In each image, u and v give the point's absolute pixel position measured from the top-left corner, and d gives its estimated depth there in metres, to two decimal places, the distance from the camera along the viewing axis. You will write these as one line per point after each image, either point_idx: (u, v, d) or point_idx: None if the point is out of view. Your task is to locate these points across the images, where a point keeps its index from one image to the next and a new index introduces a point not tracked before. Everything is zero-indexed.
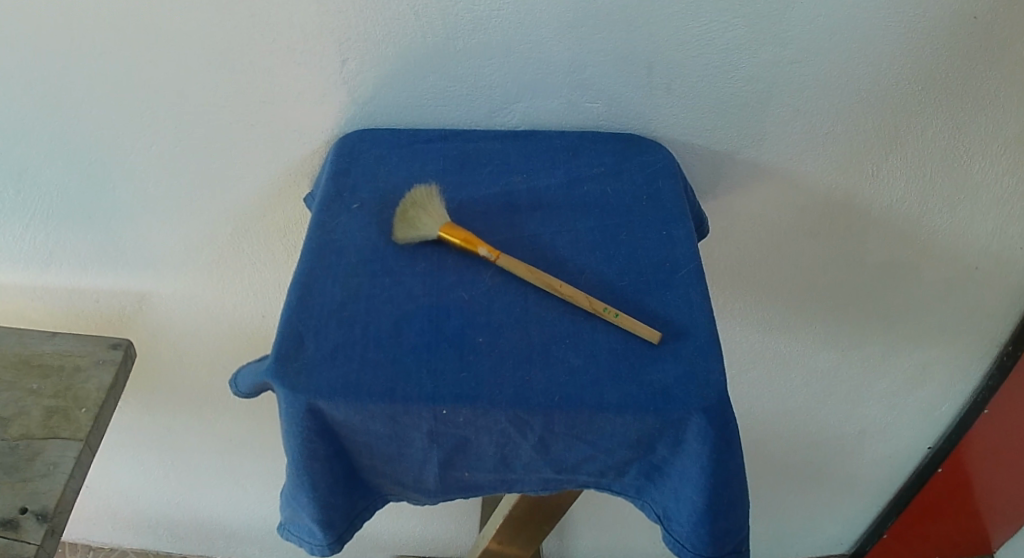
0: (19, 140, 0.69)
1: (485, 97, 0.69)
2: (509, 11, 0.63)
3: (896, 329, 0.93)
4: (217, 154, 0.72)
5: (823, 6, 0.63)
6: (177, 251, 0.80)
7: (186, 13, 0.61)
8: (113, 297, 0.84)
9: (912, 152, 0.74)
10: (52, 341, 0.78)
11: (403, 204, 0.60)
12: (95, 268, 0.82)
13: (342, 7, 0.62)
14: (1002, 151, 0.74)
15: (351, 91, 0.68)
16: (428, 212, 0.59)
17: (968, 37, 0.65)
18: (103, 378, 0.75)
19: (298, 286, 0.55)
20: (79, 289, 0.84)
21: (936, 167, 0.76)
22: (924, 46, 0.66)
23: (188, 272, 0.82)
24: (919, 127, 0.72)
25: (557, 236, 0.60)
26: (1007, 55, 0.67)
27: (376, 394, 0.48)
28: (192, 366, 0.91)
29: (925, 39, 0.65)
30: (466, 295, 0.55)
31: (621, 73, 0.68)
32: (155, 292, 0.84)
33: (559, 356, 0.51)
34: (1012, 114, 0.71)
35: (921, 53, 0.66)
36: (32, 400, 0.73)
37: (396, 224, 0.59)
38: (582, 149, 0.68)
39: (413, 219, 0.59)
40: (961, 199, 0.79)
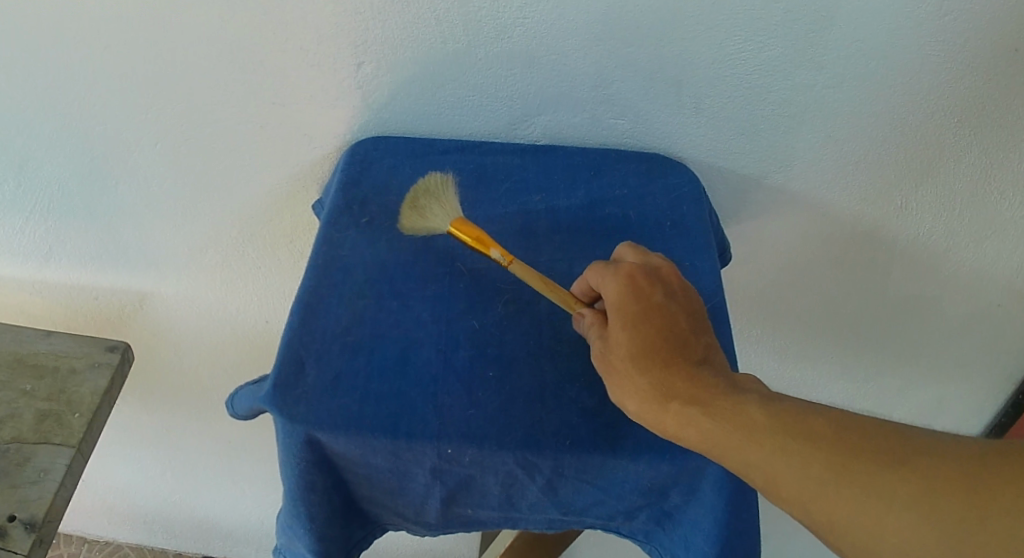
0: (21, 132, 0.68)
1: (506, 108, 0.69)
2: (535, 21, 0.62)
3: (912, 366, 0.91)
4: (224, 154, 0.70)
5: (857, 34, 0.61)
6: (180, 253, 0.79)
7: (194, 9, 0.60)
8: (113, 295, 0.83)
9: (940, 188, 0.72)
10: (49, 339, 0.76)
11: (422, 187, 0.64)
12: (95, 266, 0.80)
13: (358, 10, 0.61)
14: None
15: (365, 95, 0.67)
16: (438, 211, 0.62)
17: (1008, 68, 0.62)
18: (98, 382, 0.74)
19: (302, 306, 0.57)
20: (80, 286, 0.82)
21: (963, 204, 0.73)
22: (963, 77, 0.63)
23: (193, 275, 0.81)
24: (950, 161, 0.70)
25: (576, 262, 0.62)
26: None
27: (378, 428, 0.50)
28: (194, 367, 0.90)
29: (964, 69, 0.63)
30: (477, 323, 0.56)
31: (645, 92, 0.66)
32: (156, 292, 0.83)
33: (572, 396, 0.52)
34: None
35: (958, 84, 0.64)
36: (26, 402, 0.72)
37: (404, 205, 0.64)
38: (604, 169, 0.69)
39: (422, 213, 0.62)
40: (987, 235, 0.76)
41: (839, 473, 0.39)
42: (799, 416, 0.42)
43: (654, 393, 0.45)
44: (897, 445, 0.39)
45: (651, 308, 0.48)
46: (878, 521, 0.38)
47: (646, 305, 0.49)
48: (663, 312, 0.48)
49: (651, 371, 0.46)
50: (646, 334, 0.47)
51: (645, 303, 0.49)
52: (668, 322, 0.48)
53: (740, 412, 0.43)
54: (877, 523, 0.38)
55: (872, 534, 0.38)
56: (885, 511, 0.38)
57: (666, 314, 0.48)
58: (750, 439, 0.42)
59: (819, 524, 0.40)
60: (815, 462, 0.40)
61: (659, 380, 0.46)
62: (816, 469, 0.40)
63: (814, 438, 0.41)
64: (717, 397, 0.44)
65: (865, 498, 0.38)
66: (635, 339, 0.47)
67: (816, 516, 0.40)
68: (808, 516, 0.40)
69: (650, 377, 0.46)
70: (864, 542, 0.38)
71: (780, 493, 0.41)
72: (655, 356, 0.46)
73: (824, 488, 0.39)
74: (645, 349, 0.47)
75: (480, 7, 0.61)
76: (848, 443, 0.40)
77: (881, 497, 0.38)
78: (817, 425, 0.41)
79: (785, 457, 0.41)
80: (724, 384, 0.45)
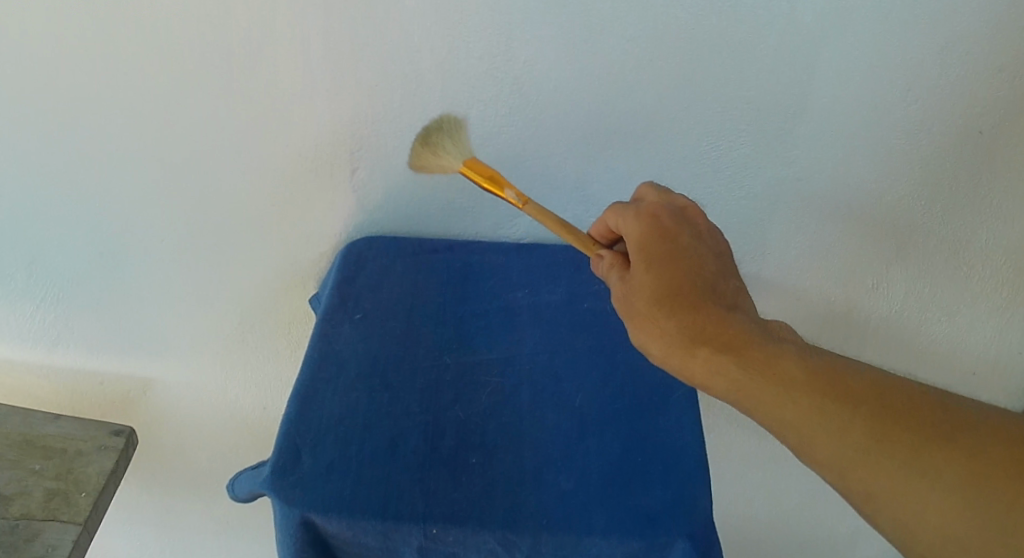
0: (32, 220, 0.69)
1: (493, 209, 0.75)
2: (516, 130, 0.67)
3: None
4: (229, 246, 0.73)
5: (822, 131, 0.67)
6: (182, 342, 0.80)
7: (209, 109, 0.64)
8: (118, 381, 0.82)
9: (913, 268, 0.77)
10: (55, 422, 0.76)
11: (436, 123, 0.66)
12: (102, 352, 0.80)
13: (357, 118, 0.66)
14: (1003, 261, 0.76)
15: (360, 199, 0.72)
16: (444, 152, 0.64)
17: (973, 152, 0.68)
18: (104, 463, 0.74)
19: (298, 396, 0.60)
20: (84, 372, 0.81)
21: (933, 280, 0.78)
22: (926, 167, 0.69)
23: (198, 363, 0.81)
24: (921, 240, 0.75)
25: (554, 355, 0.67)
26: (1005, 171, 0.69)
27: (370, 511, 0.52)
28: (192, 453, 0.89)
29: (919, 162, 0.69)
30: (462, 414, 0.61)
31: (623, 192, 0.72)
32: (162, 379, 0.82)
33: (552, 480, 0.56)
34: (1012, 224, 0.73)
35: (921, 173, 0.70)
36: (35, 480, 0.71)
37: (415, 141, 0.66)
38: (584, 264, 0.75)
39: (429, 152, 0.65)
40: (959, 308, 0.80)
41: (879, 443, 0.44)
42: (835, 377, 0.46)
43: (685, 338, 0.49)
44: (929, 416, 0.44)
45: (674, 250, 0.53)
46: (913, 490, 0.43)
47: (670, 246, 0.53)
48: (686, 253, 0.52)
49: (680, 315, 0.49)
50: (672, 275, 0.51)
51: (668, 245, 0.53)
52: (693, 266, 0.52)
53: (778, 368, 0.47)
54: (917, 498, 0.43)
55: (906, 503, 0.43)
56: (923, 485, 0.43)
57: (689, 257, 0.52)
58: (788, 395, 0.46)
59: (852, 488, 0.45)
60: (855, 427, 0.44)
61: (690, 325, 0.49)
62: (860, 434, 0.44)
63: (858, 402, 0.45)
64: (752, 349, 0.48)
65: (908, 473, 0.43)
66: (661, 279, 0.51)
67: (851, 481, 0.44)
68: (842, 481, 0.45)
69: (680, 321, 0.49)
70: (897, 509, 0.43)
71: (816, 455, 0.45)
72: (683, 299, 0.50)
73: (863, 455, 0.44)
74: (673, 291, 0.50)
75: (466, 117, 0.66)
76: (885, 414, 0.45)
77: (922, 472, 0.43)
78: (859, 392, 0.46)
79: (827, 421, 0.45)
80: (757, 335, 0.49)
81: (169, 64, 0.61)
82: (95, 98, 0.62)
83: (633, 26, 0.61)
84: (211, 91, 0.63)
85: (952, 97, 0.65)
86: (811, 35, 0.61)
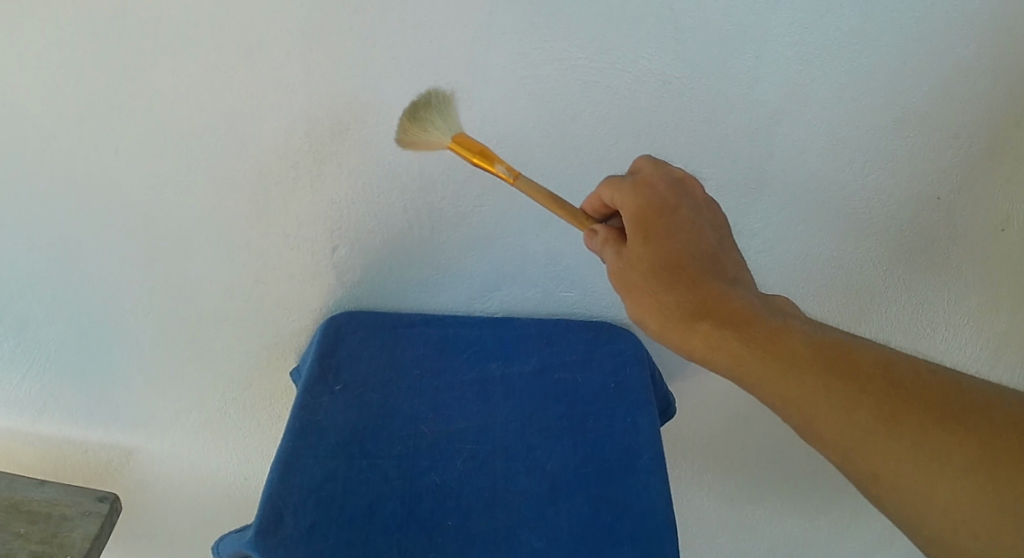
0: (19, 298, 0.70)
1: (467, 284, 0.77)
2: (489, 209, 0.70)
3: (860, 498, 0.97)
4: (212, 322, 0.75)
5: (786, 204, 0.70)
6: (164, 414, 0.81)
7: (191, 192, 0.65)
8: (101, 451, 0.82)
9: (875, 331, 0.80)
10: (41, 487, 0.75)
11: (425, 96, 0.61)
12: (87, 422, 0.80)
13: (334, 200, 0.68)
14: (967, 320, 0.79)
15: (339, 275, 0.74)
16: (433, 127, 0.60)
17: (931, 215, 0.71)
18: (87, 529, 0.73)
19: (282, 462, 0.62)
20: (70, 439, 0.81)
21: (901, 341, 0.80)
22: (887, 235, 0.72)
23: (179, 434, 0.83)
24: (884, 305, 0.78)
25: (527, 423, 0.70)
26: (961, 238, 0.73)
27: None
28: (173, 522, 0.90)
29: (879, 232, 0.72)
30: (438, 479, 0.64)
31: (592, 265, 0.77)
32: (143, 448, 0.83)
33: (522, 539, 0.61)
34: (972, 287, 0.76)
35: (883, 242, 0.72)
36: (20, 544, 0.72)
37: (403, 115, 0.62)
38: (555, 337, 0.77)
39: (418, 127, 0.60)
40: None
41: (885, 422, 0.45)
42: (841, 354, 0.47)
43: (687, 313, 0.50)
44: (935, 395, 0.45)
45: (672, 224, 0.53)
46: (919, 471, 0.44)
47: (668, 220, 0.53)
48: (684, 227, 0.53)
49: (682, 290, 0.50)
50: (671, 251, 0.51)
51: (664, 218, 0.53)
52: (691, 240, 0.52)
53: (782, 345, 0.48)
54: (922, 475, 0.44)
55: (912, 484, 0.44)
56: (930, 465, 0.44)
57: (687, 230, 0.53)
58: (793, 372, 0.47)
59: (857, 468, 0.46)
60: (860, 405, 0.45)
61: (691, 300, 0.50)
62: (865, 411, 0.45)
63: (863, 380, 0.46)
64: (756, 324, 0.49)
65: (913, 450, 0.44)
66: (660, 255, 0.51)
67: (856, 461, 0.46)
68: (847, 459, 0.46)
69: (682, 296, 0.50)
70: (902, 488, 0.44)
71: (819, 430, 0.46)
72: (683, 275, 0.51)
73: (867, 433, 0.45)
74: (672, 266, 0.51)
75: (441, 198, 0.69)
76: (890, 393, 0.45)
77: (929, 451, 0.44)
78: (865, 369, 0.46)
79: (831, 395, 0.46)
80: (758, 309, 0.50)
81: (158, 148, 0.62)
82: (87, 178, 0.64)
83: (603, 115, 0.63)
84: (199, 177, 0.65)
85: (901, 172, 0.67)
86: (766, 120, 0.64)
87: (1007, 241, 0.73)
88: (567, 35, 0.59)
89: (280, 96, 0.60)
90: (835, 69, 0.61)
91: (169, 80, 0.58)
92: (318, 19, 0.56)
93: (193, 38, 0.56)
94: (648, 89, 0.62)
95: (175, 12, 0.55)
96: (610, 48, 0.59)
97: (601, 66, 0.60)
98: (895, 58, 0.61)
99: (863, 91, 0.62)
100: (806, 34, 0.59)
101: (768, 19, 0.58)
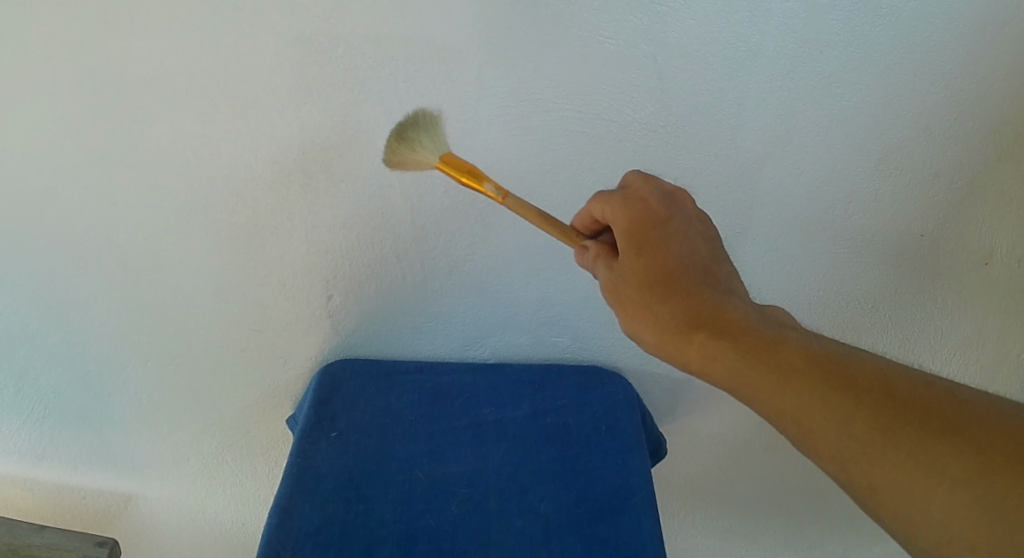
0: (21, 347, 0.72)
1: (459, 332, 0.77)
2: (481, 257, 0.71)
3: (859, 532, 0.97)
4: (208, 372, 0.76)
5: (766, 250, 0.73)
6: (162, 459, 0.83)
7: (188, 243, 0.67)
8: (101, 497, 0.85)
9: None
10: (41, 534, 0.76)
11: (411, 117, 0.61)
12: (85, 468, 0.82)
13: (329, 249, 0.69)
14: (952, 353, 0.80)
15: (334, 324, 0.75)
16: (420, 146, 0.59)
17: (917, 251, 0.73)
18: None
19: (279, 508, 0.63)
20: (68, 485, 0.84)
21: None
22: (864, 275, 0.75)
23: (176, 482, 0.85)
24: (867, 343, 0.80)
25: (520, 466, 0.70)
26: (939, 275, 0.75)
27: None
28: None
29: (856, 274, 0.75)
30: (433, 522, 0.65)
31: (583, 311, 0.77)
32: (141, 493, 0.86)
33: None
34: (955, 322, 0.78)
35: (862, 281, 0.75)
36: None
37: (391, 136, 0.61)
38: (546, 383, 0.78)
39: (406, 147, 0.60)
40: None
41: (883, 433, 0.43)
42: (838, 363, 0.46)
43: (679, 323, 0.49)
44: (938, 408, 0.43)
45: (663, 235, 0.52)
46: (921, 484, 0.41)
47: (659, 232, 0.52)
48: (676, 237, 0.52)
49: (673, 300, 0.50)
50: (662, 261, 0.51)
51: (655, 230, 0.53)
52: (684, 250, 0.51)
53: (777, 354, 0.47)
54: (924, 492, 0.41)
55: (912, 499, 0.41)
56: (930, 481, 0.41)
57: (679, 241, 0.52)
58: (788, 382, 0.45)
59: (855, 484, 0.43)
60: (858, 418, 0.43)
61: (683, 310, 0.49)
62: (863, 423, 0.43)
63: (862, 390, 0.44)
64: (750, 333, 0.48)
65: (912, 465, 0.41)
66: (651, 267, 0.51)
67: (855, 477, 0.43)
68: (845, 475, 0.44)
69: (673, 306, 0.49)
70: (901, 506, 0.42)
71: (816, 442, 0.44)
72: (675, 285, 0.50)
73: (864, 448, 0.43)
74: (664, 276, 0.50)
75: (434, 247, 0.70)
76: (889, 405, 0.43)
77: (930, 466, 0.41)
78: (864, 380, 0.45)
79: (829, 407, 0.44)
80: (753, 320, 0.49)
81: (155, 201, 0.64)
82: (85, 232, 0.66)
83: (590, 162, 0.66)
84: (193, 231, 0.66)
85: (873, 218, 0.70)
86: (752, 165, 0.67)
87: (993, 275, 0.75)
88: (552, 87, 0.62)
89: (273, 149, 0.62)
90: (815, 116, 0.64)
91: (166, 134, 0.61)
92: (310, 74, 0.59)
93: (191, 93, 0.59)
94: (635, 136, 0.65)
95: (172, 70, 0.58)
96: (595, 98, 0.62)
97: (587, 115, 0.63)
98: (871, 106, 0.64)
99: (842, 136, 0.65)
100: (786, 83, 0.62)
101: (750, 70, 0.61)
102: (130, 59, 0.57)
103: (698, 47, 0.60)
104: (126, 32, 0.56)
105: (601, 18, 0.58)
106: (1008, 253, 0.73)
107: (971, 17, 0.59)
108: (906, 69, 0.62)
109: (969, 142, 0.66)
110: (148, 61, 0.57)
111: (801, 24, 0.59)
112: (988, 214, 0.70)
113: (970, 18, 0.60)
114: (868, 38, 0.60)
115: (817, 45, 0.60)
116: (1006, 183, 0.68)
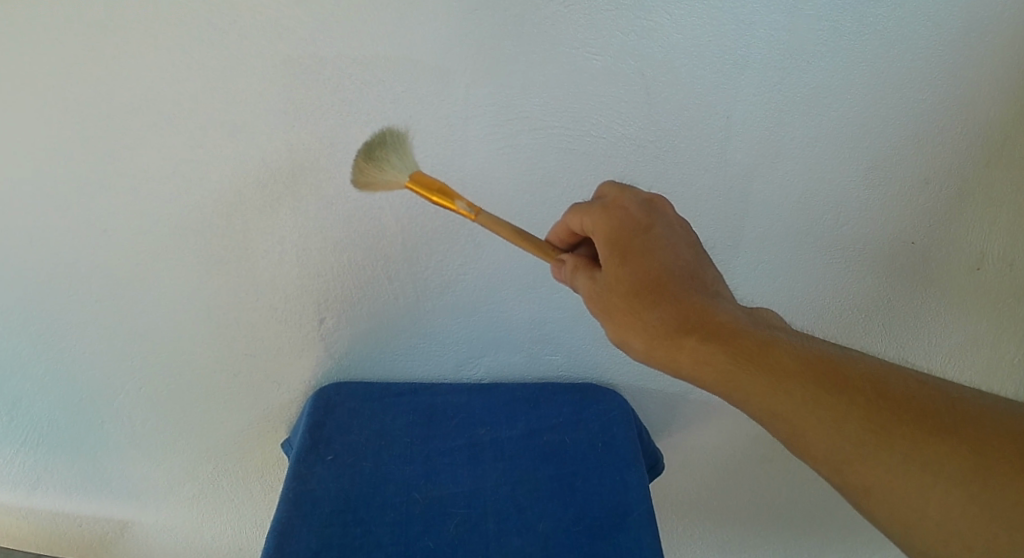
0: (12, 375, 0.72)
1: (453, 352, 0.77)
2: (473, 276, 0.72)
3: (860, 539, 0.97)
4: (202, 397, 0.76)
5: (758, 261, 0.74)
6: (156, 487, 0.82)
7: (180, 268, 0.67)
8: (96, 523, 0.84)
9: None
10: None
11: (378, 136, 0.61)
12: (78, 496, 0.82)
13: (322, 272, 0.69)
14: (946, 360, 0.81)
15: (328, 346, 0.75)
16: (389, 165, 0.59)
17: (907, 259, 0.74)
18: None
19: (276, 533, 0.63)
20: (62, 513, 0.83)
21: None
22: (855, 285, 0.76)
23: (171, 508, 0.84)
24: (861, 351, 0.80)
25: (517, 485, 0.70)
26: (929, 283, 0.76)
27: None
28: None
29: (846, 284, 0.75)
30: (432, 543, 0.65)
31: (576, 328, 0.77)
32: (137, 521, 0.85)
33: None
34: (947, 329, 0.79)
35: (853, 291, 0.76)
36: None
37: (358, 156, 0.61)
38: (542, 401, 0.78)
39: (374, 168, 0.60)
40: None
41: (876, 434, 0.44)
42: (828, 365, 0.46)
43: (669, 330, 0.49)
44: (926, 405, 0.44)
45: (647, 243, 0.52)
46: (914, 482, 0.43)
47: (643, 239, 0.53)
48: (660, 244, 0.52)
49: (663, 306, 0.50)
50: (649, 269, 0.51)
51: (639, 237, 0.53)
52: (669, 257, 0.52)
53: (768, 357, 0.47)
54: (917, 489, 0.43)
55: (907, 495, 0.43)
56: (924, 478, 0.42)
57: (663, 248, 0.52)
58: (780, 385, 0.46)
59: (848, 482, 0.45)
60: (850, 418, 0.44)
61: (673, 316, 0.49)
62: (855, 424, 0.44)
63: (852, 391, 0.45)
64: (740, 336, 0.48)
65: (905, 463, 0.43)
66: (637, 273, 0.51)
67: (848, 476, 0.44)
68: (839, 475, 0.45)
69: (662, 313, 0.50)
70: (895, 504, 0.43)
71: (809, 445, 0.45)
72: (663, 291, 0.50)
73: (858, 447, 0.44)
74: (650, 284, 0.51)
75: (427, 267, 0.70)
76: (880, 405, 0.44)
77: (922, 463, 0.43)
78: (855, 381, 0.45)
79: (822, 410, 0.45)
80: (741, 322, 0.49)
81: (144, 226, 0.64)
82: (74, 259, 0.65)
83: (579, 179, 0.67)
84: (185, 255, 0.66)
85: (861, 228, 0.71)
86: (741, 177, 0.68)
87: (985, 281, 0.75)
88: (540, 105, 0.62)
89: (265, 171, 0.63)
90: (801, 127, 0.65)
91: (156, 158, 0.61)
92: (299, 96, 0.59)
93: (180, 117, 0.59)
94: (623, 152, 0.66)
95: (164, 95, 0.58)
96: (583, 115, 0.63)
97: (576, 132, 0.64)
98: (855, 116, 0.65)
99: (827, 147, 0.66)
100: (772, 95, 0.63)
101: (738, 83, 0.63)
102: (121, 85, 0.57)
103: (684, 62, 0.61)
104: (118, 58, 0.56)
105: (587, 35, 0.59)
106: (999, 258, 0.74)
107: (949, 28, 0.61)
108: (888, 80, 0.63)
109: (955, 149, 0.67)
110: (138, 87, 0.58)
111: (787, 36, 0.61)
112: (977, 220, 0.71)
113: (949, 29, 0.61)
114: (849, 50, 0.62)
115: (800, 59, 0.62)
116: (993, 190, 0.69)
